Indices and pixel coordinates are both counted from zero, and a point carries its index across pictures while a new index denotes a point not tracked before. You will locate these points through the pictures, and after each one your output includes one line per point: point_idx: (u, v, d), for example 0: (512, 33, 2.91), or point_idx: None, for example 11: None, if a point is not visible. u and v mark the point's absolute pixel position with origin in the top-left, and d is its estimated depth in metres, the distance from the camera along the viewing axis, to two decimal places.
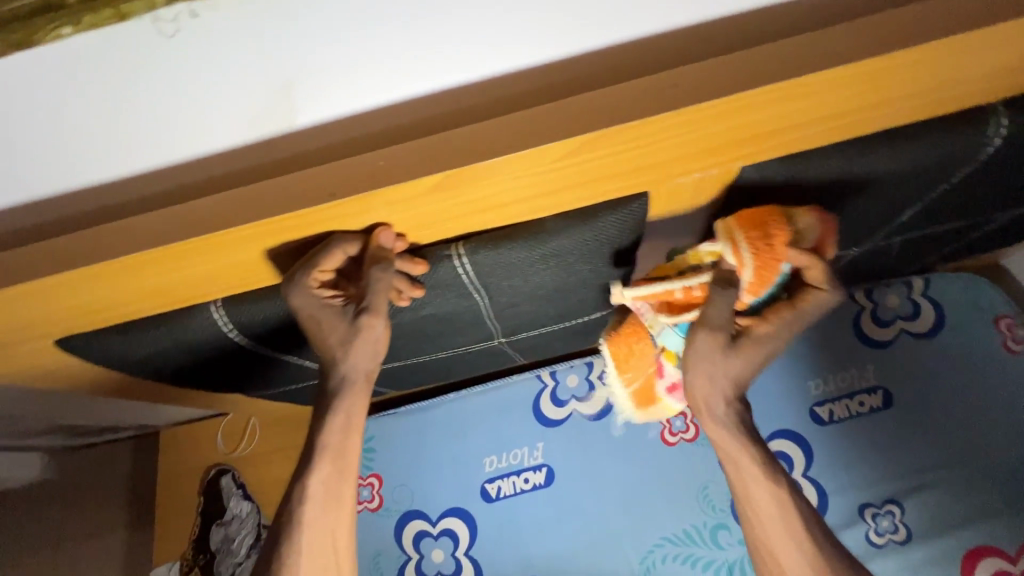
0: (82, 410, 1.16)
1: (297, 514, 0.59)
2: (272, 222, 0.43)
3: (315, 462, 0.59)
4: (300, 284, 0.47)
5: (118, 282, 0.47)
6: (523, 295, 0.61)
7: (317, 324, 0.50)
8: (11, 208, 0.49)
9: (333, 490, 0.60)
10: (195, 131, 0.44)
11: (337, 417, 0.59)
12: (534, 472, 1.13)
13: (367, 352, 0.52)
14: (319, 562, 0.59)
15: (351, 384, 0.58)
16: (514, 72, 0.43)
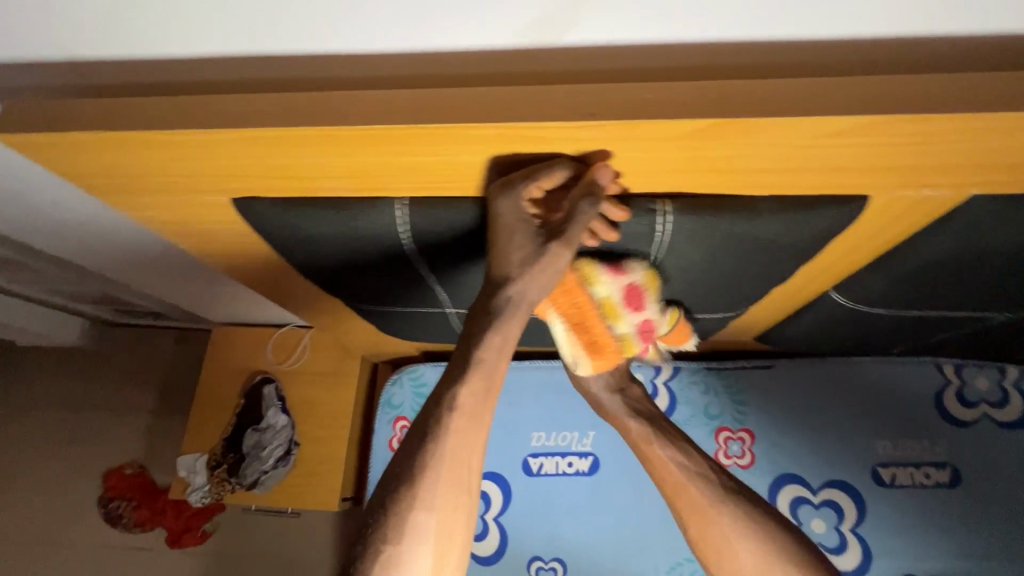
0: (158, 286, 1.18)
1: (444, 423, 0.53)
2: (520, 129, 0.42)
3: (468, 374, 0.54)
4: (514, 192, 0.48)
5: (333, 151, 0.47)
6: (682, 271, 0.60)
7: (508, 237, 0.52)
8: (218, 59, 0.45)
9: (479, 409, 0.55)
10: (451, 24, 0.41)
11: (496, 338, 0.55)
12: (580, 458, 1.12)
13: (543, 279, 0.53)
14: (455, 477, 0.54)
15: (515, 308, 0.54)
16: (805, 39, 0.41)
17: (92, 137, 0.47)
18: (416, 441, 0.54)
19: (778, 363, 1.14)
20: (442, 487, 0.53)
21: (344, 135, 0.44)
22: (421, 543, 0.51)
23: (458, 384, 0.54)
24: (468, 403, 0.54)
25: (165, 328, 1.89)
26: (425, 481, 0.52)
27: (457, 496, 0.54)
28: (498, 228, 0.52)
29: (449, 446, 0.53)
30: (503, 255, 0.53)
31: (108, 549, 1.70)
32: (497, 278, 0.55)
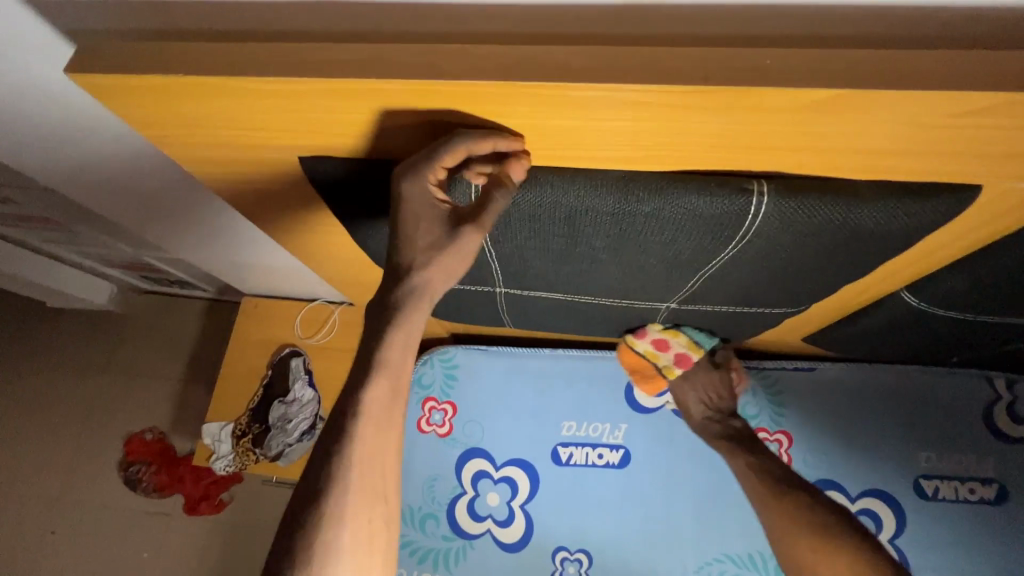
0: (195, 251, 1.17)
1: (347, 434, 0.50)
2: (631, 92, 0.39)
3: (372, 376, 0.52)
4: (423, 178, 0.50)
5: (426, 106, 0.45)
6: (758, 261, 0.58)
7: (412, 220, 0.51)
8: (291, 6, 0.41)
9: (388, 410, 0.52)
10: None
11: (401, 332, 0.53)
12: (610, 450, 1.10)
13: (445, 264, 0.53)
14: (369, 485, 0.51)
15: (421, 297, 0.53)
16: (958, 7, 0.35)
17: (169, 82, 0.45)
18: (323, 452, 0.51)
19: (821, 366, 1.10)
20: (353, 497, 0.50)
21: (433, 91, 0.42)
22: (336, 562, 0.49)
23: (361, 389, 0.52)
24: (373, 405, 0.52)
25: (191, 297, 1.89)
26: (335, 495, 0.50)
27: (372, 505, 0.51)
28: (402, 213, 0.52)
29: (357, 455, 0.51)
30: (404, 239, 0.53)
31: (127, 512, 1.72)
32: (400, 265, 0.53)
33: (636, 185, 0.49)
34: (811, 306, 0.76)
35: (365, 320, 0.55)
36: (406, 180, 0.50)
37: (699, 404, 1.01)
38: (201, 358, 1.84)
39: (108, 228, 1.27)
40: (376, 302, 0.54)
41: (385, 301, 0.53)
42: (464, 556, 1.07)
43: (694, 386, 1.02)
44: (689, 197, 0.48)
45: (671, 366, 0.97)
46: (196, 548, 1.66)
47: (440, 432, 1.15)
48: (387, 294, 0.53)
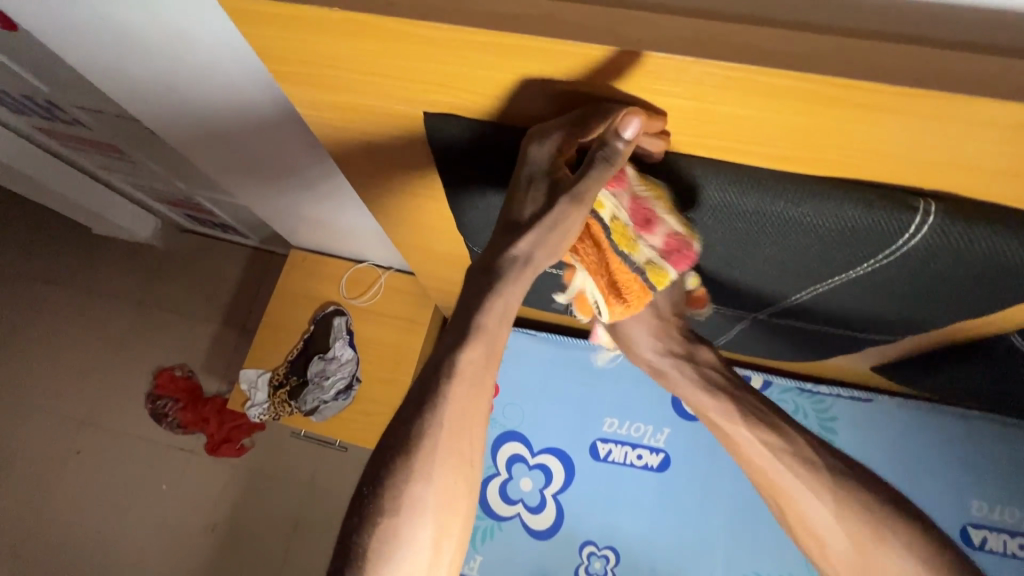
0: (257, 197, 1.16)
1: (441, 393, 0.46)
2: (828, 86, 0.36)
3: (472, 337, 0.46)
4: (548, 143, 0.47)
5: (585, 74, 0.42)
6: (891, 283, 0.55)
7: (526, 184, 0.48)
8: None
9: (482, 374, 0.47)
10: None
11: (499, 303, 0.47)
12: (651, 453, 1.09)
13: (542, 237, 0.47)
14: (457, 447, 0.46)
15: (514, 267, 0.47)
16: None
17: (316, 14, 0.42)
18: (410, 409, 0.46)
19: (879, 399, 1.07)
20: (440, 457, 0.46)
21: (607, 60, 0.39)
22: (421, 515, 0.46)
23: (457, 348, 0.46)
24: (467, 368, 0.46)
25: (233, 243, 1.90)
26: (423, 452, 0.45)
27: (459, 468, 0.47)
28: (521, 176, 0.49)
29: (449, 416, 0.46)
30: (514, 202, 0.49)
31: (150, 444, 1.75)
32: (504, 230, 0.49)
33: (789, 188, 0.46)
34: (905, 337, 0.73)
35: (466, 282, 0.49)
36: (533, 141, 0.48)
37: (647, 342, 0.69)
38: (236, 303, 1.85)
39: (171, 163, 1.27)
40: (478, 265, 0.49)
41: (485, 265, 0.48)
42: (491, 536, 1.07)
43: (644, 315, 0.67)
44: (843, 208, 0.46)
45: (621, 228, 0.51)
46: (213, 489, 1.69)
47: None
48: (486, 258, 0.49)
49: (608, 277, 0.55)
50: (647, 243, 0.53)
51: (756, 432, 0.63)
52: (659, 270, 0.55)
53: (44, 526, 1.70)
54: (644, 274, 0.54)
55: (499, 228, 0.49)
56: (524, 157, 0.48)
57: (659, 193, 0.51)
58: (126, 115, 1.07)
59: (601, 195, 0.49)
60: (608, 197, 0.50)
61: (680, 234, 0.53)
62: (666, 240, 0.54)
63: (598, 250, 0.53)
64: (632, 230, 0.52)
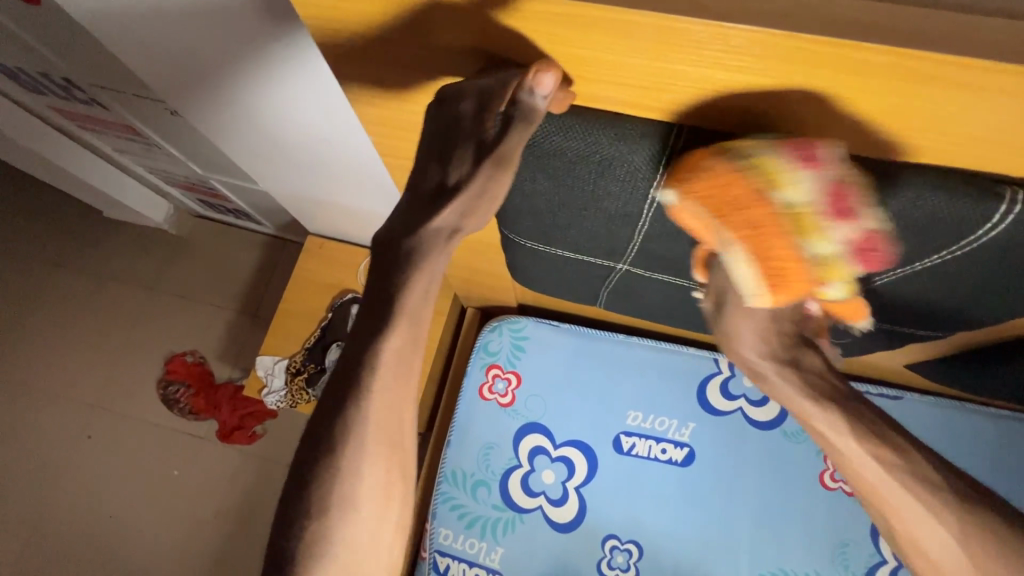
0: (277, 180, 1.14)
1: (366, 386, 0.53)
2: (924, 63, 0.35)
3: (391, 329, 0.53)
4: (467, 109, 0.48)
5: (655, 52, 0.40)
6: (955, 274, 0.57)
7: (449, 147, 0.51)
8: None
9: (406, 360, 0.55)
10: None
11: (419, 275, 0.53)
12: (675, 447, 1.07)
13: (462, 206, 0.52)
14: (385, 427, 0.55)
15: (429, 236, 0.53)
16: None
17: None
18: (342, 396, 0.53)
19: (907, 396, 1.06)
20: (370, 439, 0.54)
21: (691, 36, 0.38)
22: (354, 493, 0.54)
23: (379, 341, 0.53)
24: (393, 359, 0.54)
25: (247, 229, 1.89)
26: (355, 434, 0.53)
27: (386, 442, 0.55)
28: (444, 139, 0.51)
29: (376, 401, 0.54)
30: (431, 172, 0.53)
31: (162, 430, 1.74)
32: (420, 198, 0.54)
33: (878, 171, 0.47)
34: (948, 337, 0.74)
35: (384, 255, 0.56)
36: (454, 103, 0.49)
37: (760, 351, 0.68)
38: (249, 290, 1.84)
39: (190, 145, 1.25)
40: (387, 234, 0.55)
41: (398, 234, 0.54)
42: (513, 528, 1.06)
43: (755, 315, 0.63)
44: (928, 193, 0.47)
45: (805, 212, 0.45)
46: (225, 476, 1.68)
47: (501, 402, 1.13)
48: (397, 227, 0.55)
49: (771, 266, 0.49)
50: (838, 235, 0.45)
51: (858, 439, 0.64)
52: (835, 265, 0.47)
53: (56, 509, 1.70)
54: (822, 264, 0.47)
55: (414, 194, 0.54)
56: (444, 122, 0.51)
57: (813, 211, 0.45)
58: (146, 95, 1.05)
59: (785, 168, 0.44)
60: (797, 173, 0.44)
61: (877, 234, 0.46)
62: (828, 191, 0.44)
63: (771, 234, 0.47)
64: (823, 222, 0.45)
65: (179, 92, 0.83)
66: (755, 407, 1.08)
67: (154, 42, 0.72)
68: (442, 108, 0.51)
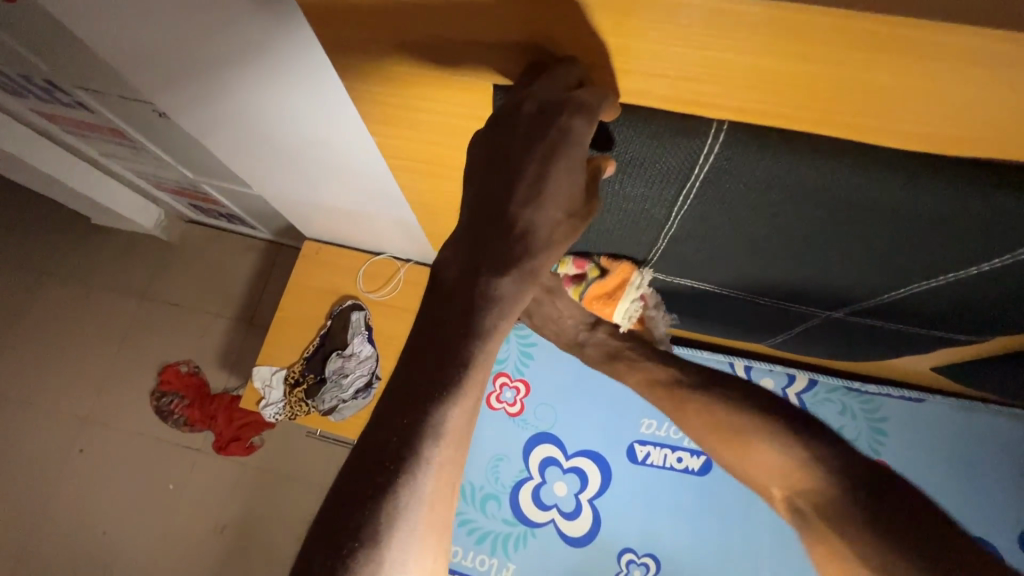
0: (273, 183, 1.09)
1: (417, 466, 0.38)
2: (1008, 45, 0.31)
3: (462, 386, 0.39)
4: (569, 117, 0.40)
5: (694, 37, 0.36)
6: (1009, 278, 0.52)
7: (561, 172, 0.41)
8: None
9: (472, 426, 0.41)
10: None
11: (506, 321, 0.41)
12: (691, 455, 1.03)
13: (568, 232, 0.43)
14: (435, 511, 0.39)
15: (523, 272, 0.41)
16: None
17: None
18: (378, 474, 0.38)
19: (930, 399, 1.02)
20: (420, 540, 0.39)
21: (738, 19, 0.33)
22: None
23: (443, 403, 0.39)
24: (459, 426, 0.40)
25: (241, 234, 1.83)
26: (402, 535, 0.38)
27: (434, 532, 0.40)
28: (553, 161, 0.40)
29: (430, 479, 0.39)
30: (515, 194, 0.40)
31: (157, 442, 1.69)
32: (503, 230, 0.41)
33: (931, 169, 0.42)
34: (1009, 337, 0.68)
35: (443, 300, 0.41)
36: (542, 113, 0.41)
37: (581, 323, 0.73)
38: (244, 297, 1.78)
39: (180, 148, 1.20)
40: (454, 282, 0.41)
41: (474, 279, 0.41)
42: (524, 543, 1.01)
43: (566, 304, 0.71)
44: (983, 197, 0.42)
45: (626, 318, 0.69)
46: (222, 488, 1.63)
47: (510, 411, 1.09)
48: (471, 269, 0.41)
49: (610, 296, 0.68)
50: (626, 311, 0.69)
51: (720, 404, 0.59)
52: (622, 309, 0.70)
53: (47, 526, 1.64)
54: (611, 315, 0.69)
55: (492, 225, 0.41)
56: (533, 133, 0.41)
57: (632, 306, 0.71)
58: (133, 97, 1.00)
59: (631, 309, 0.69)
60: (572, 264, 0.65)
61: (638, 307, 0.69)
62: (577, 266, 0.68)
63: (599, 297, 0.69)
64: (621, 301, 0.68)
65: (166, 92, 0.79)
66: None
67: (135, 39, 0.67)
68: (520, 122, 0.42)
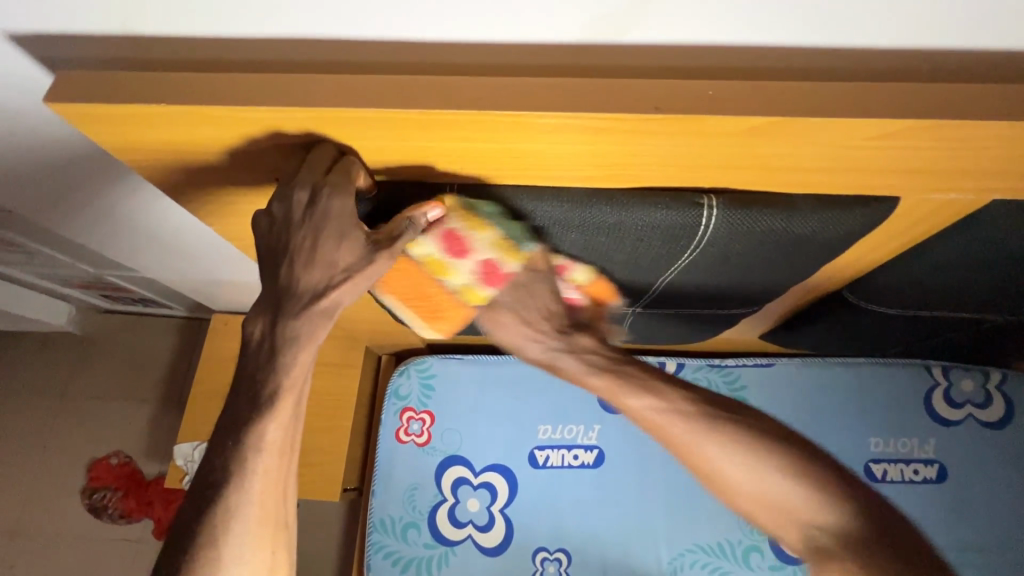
0: (164, 266, 1.16)
1: (243, 470, 0.52)
2: (579, 122, 0.44)
3: (271, 411, 0.53)
4: (328, 200, 0.51)
5: (389, 134, 0.48)
6: (718, 267, 0.63)
7: (332, 235, 0.51)
8: (276, 43, 0.46)
9: (290, 435, 0.55)
10: (511, 19, 0.42)
11: (308, 353, 0.53)
12: (585, 451, 1.14)
13: (349, 280, 0.51)
14: (267, 502, 0.54)
15: (318, 315, 0.52)
16: (846, 49, 0.43)
17: (153, 111, 0.48)
18: (214, 480, 0.52)
19: (778, 362, 1.18)
20: (255, 525, 0.53)
21: (403, 121, 0.45)
22: None
23: (260, 422, 0.52)
24: (277, 438, 0.53)
25: (160, 316, 1.86)
26: (238, 520, 0.53)
27: (269, 516, 0.55)
28: (321, 228, 0.51)
29: (257, 481, 0.53)
30: (296, 262, 0.52)
31: (93, 542, 1.66)
32: (291, 288, 0.52)
33: (603, 199, 0.54)
34: (778, 301, 0.81)
35: (258, 343, 0.54)
36: (308, 197, 0.51)
37: (534, 340, 0.71)
38: (169, 378, 1.80)
39: (72, 249, 1.23)
40: (258, 332, 0.54)
41: (274, 327, 0.53)
42: (447, 562, 1.09)
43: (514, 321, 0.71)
44: (651, 212, 0.53)
45: (470, 285, 0.64)
46: None
47: (418, 441, 1.17)
48: (272, 319, 0.53)
49: None
50: (466, 271, 0.61)
51: (666, 416, 0.62)
52: (444, 266, 0.60)
53: None
54: (422, 260, 0.59)
55: (282, 284, 0.53)
56: (302, 215, 0.51)
57: (503, 245, 0.58)
58: None
59: (446, 250, 0.58)
60: (454, 263, 0.59)
61: (490, 259, 0.60)
62: (550, 275, 0.63)
63: None
64: (465, 231, 0.55)
65: (32, 207, 0.86)
66: None
67: None
68: (294, 206, 0.51)
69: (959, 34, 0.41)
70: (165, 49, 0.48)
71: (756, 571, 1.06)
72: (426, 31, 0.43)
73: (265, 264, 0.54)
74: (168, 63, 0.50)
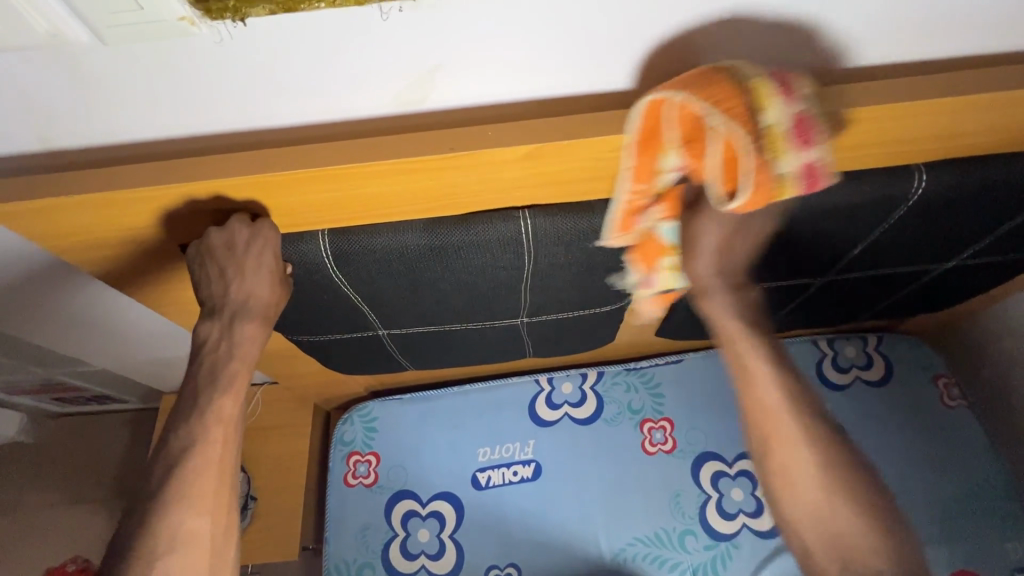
0: (107, 353, 1.23)
1: (196, 443, 0.62)
2: (401, 164, 0.58)
3: (224, 389, 0.65)
4: (263, 230, 0.64)
5: (263, 194, 0.61)
6: (561, 270, 0.76)
7: (273, 258, 0.65)
8: (170, 137, 0.60)
9: (240, 412, 0.66)
10: (340, 95, 0.57)
11: (255, 345, 0.66)
12: (523, 465, 1.22)
13: (282, 291, 0.68)
14: (221, 470, 0.63)
15: (263, 317, 0.66)
16: (588, 89, 0.60)
17: (64, 202, 0.60)
18: (170, 456, 0.62)
19: (686, 357, 1.28)
20: (208, 491, 0.62)
21: (269, 183, 0.59)
22: (196, 541, 0.60)
23: (215, 398, 0.64)
24: (230, 412, 0.64)
25: (114, 412, 1.88)
26: (193, 488, 0.61)
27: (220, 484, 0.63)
28: (262, 252, 0.64)
29: (211, 451, 0.63)
30: (243, 279, 0.64)
31: None
32: (242, 297, 0.65)
33: (445, 224, 0.68)
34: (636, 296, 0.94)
35: (210, 344, 0.65)
36: (247, 230, 0.63)
37: (708, 256, 0.68)
38: (126, 474, 1.79)
39: (15, 351, 1.29)
40: (212, 334, 0.65)
41: (229, 328, 0.65)
42: None
43: (724, 214, 0.65)
44: (483, 226, 0.68)
45: (789, 182, 0.55)
46: None
47: (366, 482, 1.22)
48: (228, 323, 0.65)
49: None
50: (795, 156, 0.54)
51: (770, 367, 0.67)
52: (780, 142, 0.53)
53: None
54: (753, 101, 0.53)
55: (232, 296, 0.65)
56: (244, 243, 0.64)
57: (777, 134, 0.53)
58: None
59: (772, 92, 0.53)
60: (778, 101, 0.53)
61: (820, 164, 0.55)
62: (803, 165, 0.54)
63: None
64: (789, 126, 0.53)
65: None
66: (577, 408, 1.26)
67: None
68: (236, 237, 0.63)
69: (656, 71, 0.58)
70: (76, 151, 0.61)
71: (693, 554, 1.13)
72: (281, 112, 0.58)
73: (206, 283, 0.65)
74: (82, 163, 0.62)
